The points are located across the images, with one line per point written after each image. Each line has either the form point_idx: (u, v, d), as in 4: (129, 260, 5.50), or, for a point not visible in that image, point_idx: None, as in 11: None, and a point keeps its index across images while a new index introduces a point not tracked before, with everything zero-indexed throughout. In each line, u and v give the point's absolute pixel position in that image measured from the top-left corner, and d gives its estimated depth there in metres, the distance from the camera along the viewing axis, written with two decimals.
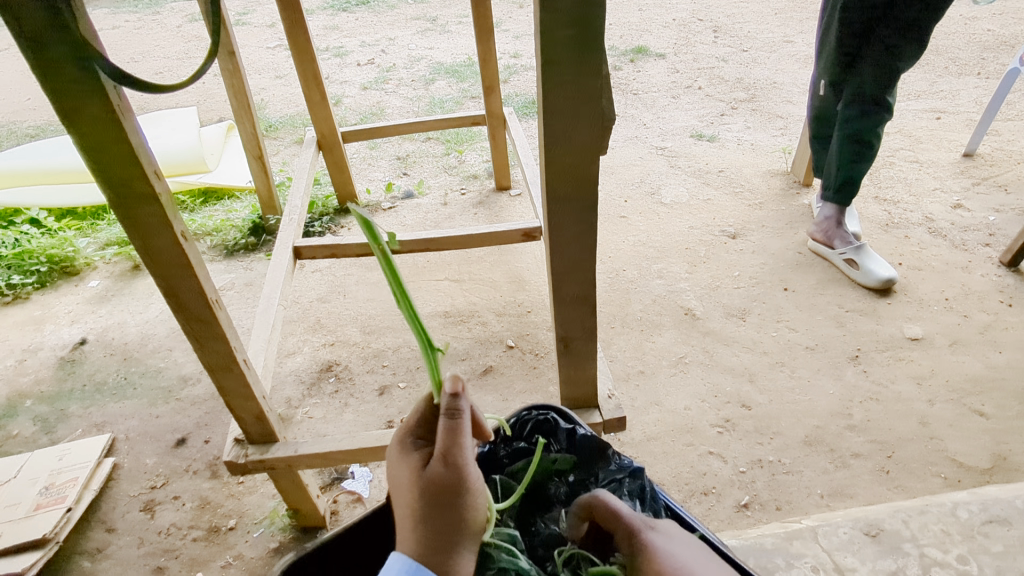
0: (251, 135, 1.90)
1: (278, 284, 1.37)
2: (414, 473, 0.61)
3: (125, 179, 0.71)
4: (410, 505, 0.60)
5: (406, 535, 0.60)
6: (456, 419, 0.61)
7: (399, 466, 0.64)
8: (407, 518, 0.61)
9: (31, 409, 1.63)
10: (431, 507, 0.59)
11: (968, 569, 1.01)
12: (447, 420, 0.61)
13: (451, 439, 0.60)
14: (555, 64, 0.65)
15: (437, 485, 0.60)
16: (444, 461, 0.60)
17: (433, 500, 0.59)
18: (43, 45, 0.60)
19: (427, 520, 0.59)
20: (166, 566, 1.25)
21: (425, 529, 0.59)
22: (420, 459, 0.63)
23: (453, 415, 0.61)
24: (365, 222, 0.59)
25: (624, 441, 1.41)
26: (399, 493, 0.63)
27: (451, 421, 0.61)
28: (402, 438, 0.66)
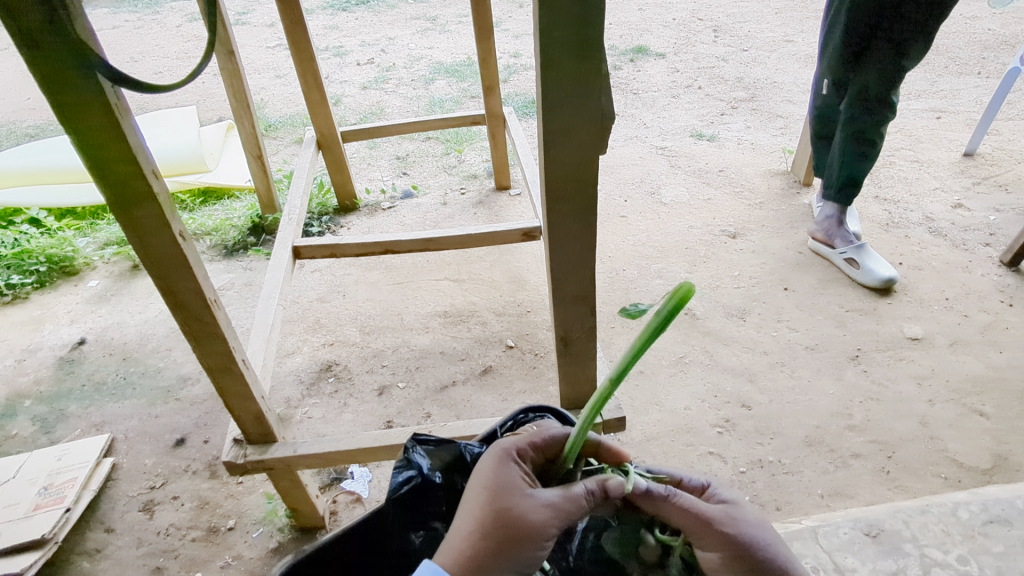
0: (251, 135, 1.90)
1: (277, 284, 1.37)
2: (510, 492, 0.61)
3: (122, 179, 0.71)
4: (484, 515, 0.59)
5: (460, 536, 0.59)
6: (584, 497, 0.63)
7: (491, 466, 0.63)
8: (478, 526, 0.59)
9: (30, 409, 1.63)
10: (504, 534, 0.59)
11: (969, 569, 1.01)
12: (582, 493, 0.63)
13: (569, 503, 0.62)
14: (553, 65, 0.64)
15: (523, 523, 0.59)
16: (545, 511, 0.60)
17: (510, 531, 0.59)
18: (42, 44, 0.59)
19: (497, 548, 0.58)
20: (165, 567, 1.25)
21: (483, 545, 0.58)
22: (518, 481, 0.62)
23: (587, 493, 0.63)
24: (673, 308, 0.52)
25: (623, 441, 1.41)
26: (476, 492, 0.61)
27: (583, 496, 0.63)
28: (506, 445, 0.65)
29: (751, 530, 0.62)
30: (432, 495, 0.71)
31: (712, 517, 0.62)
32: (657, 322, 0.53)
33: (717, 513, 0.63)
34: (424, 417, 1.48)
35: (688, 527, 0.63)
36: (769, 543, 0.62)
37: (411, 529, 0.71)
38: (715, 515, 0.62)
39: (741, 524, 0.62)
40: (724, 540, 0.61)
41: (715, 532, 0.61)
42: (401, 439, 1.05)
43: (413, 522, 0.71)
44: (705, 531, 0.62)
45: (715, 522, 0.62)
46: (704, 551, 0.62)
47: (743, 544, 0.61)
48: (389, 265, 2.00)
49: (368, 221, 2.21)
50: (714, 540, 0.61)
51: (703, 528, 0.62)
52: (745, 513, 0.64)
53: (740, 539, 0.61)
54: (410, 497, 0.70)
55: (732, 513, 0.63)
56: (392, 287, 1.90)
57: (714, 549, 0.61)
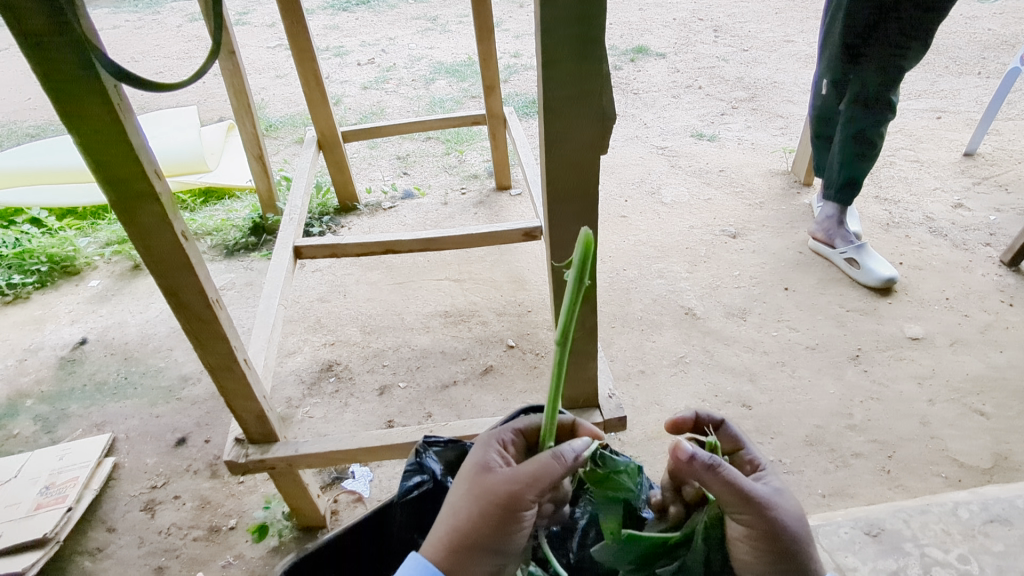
0: (252, 135, 1.90)
1: (278, 283, 1.37)
2: (479, 470, 0.61)
3: (124, 179, 0.71)
4: (456, 496, 0.60)
5: (439, 521, 0.61)
6: (554, 460, 0.57)
7: (470, 454, 0.64)
8: (451, 508, 0.60)
9: (31, 409, 1.63)
10: (471, 510, 0.58)
11: (969, 568, 1.01)
12: (548, 456, 0.57)
13: (537, 468, 0.57)
14: (556, 65, 0.65)
15: (487, 495, 0.58)
16: (510, 481, 0.57)
17: (476, 505, 0.58)
18: (47, 46, 0.60)
19: (466, 526, 0.58)
20: (166, 566, 1.25)
21: (453, 524, 0.59)
22: (492, 461, 0.62)
23: (555, 456, 0.57)
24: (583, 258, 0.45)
25: (624, 441, 1.41)
26: (456, 479, 0.63)
27: (550, 460, 0.57)
28: (489, 434, 0.66)
29: (790, 517, 0.59)
30: (443, 498, 0.72)
31: (758, 498, 0.58)
32: (577, 274, 0.46)
33: (763, 494, 0.59)
34: (425, 417, 1.48)
35: (727, 499, 0.59)
36: (803, 534, 0.59)
37: (418, 531, 0.73)
38: (759, 493, 0.59)
39: (783, 511, 0.59)
40: (760, 521, 0.58)
41: (757, 515, 0.58)
42: (402, 438, 1.06)
43: (421, 525, 0.73)
44: (745, 510, 0.58)
45: (758, 503, 0.58)
46: (736, 520, 0.60)
47: (778, 527, 0.58)
48: (389, 265, 2.00)
49: (368, 221, 2.21)
50: (749, 517, 0.58)
51: (744, 505, 0.58)
52: (788, 500, 0.61)
53: (776, 523, 0.58)
54: (421, 499, 0.72)
55: (776, 497, 0.59)
56: (392, 287, 1.90)
57: (746, 523, 0.59)
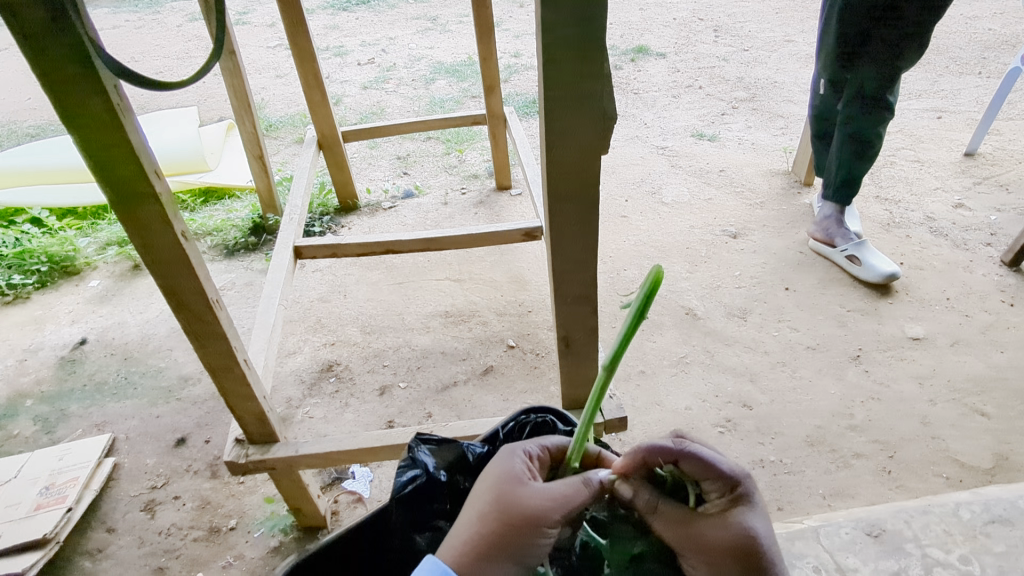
0: (252, 134, 1.90)
1: (278, 284, 1.37)
2: (512, 480, 0.61)
3: (125, 179, 0.71)
4: (485, 504, 0.59)
5: (462, 526, 0.60)
6: (587, 488, 0.61)
7: (497, 461, 0.63)
8: (478, 514, 0.59)
9: (31, 409, 1.63)
10: (504, 521, 0.58)
11: (970, 569, 1.01)
12: (583, 484, 0.61)
13: (570, 490, 0.60)
14: (557, 65, 0.65)
15: (522, 508, 0.58)
16: (546, 498, 0.59)
17: (510, 516, 0.58)
18: (45, 45, 0.60)
19: (497, 534, 0.58)
20: (166, 567, 1.25)
21: (482, 530, 0.58)
22: (522, 473, 0.62)
23: (588, 484, 0.62)
24: (652, 285, 0.55)
25: (625, 441, 1.41)
26: (482, 486, 0.61)
27: (585, 488, 0.61)
28: (516, 445, 0.66)
29: (740, 556, 0.57)
30: (437, 493, 0.72)
31: (697, 542, 0.59)
32: (638, 305, 0.57)
33: (706, 537, 0.59)
34: (425, 417, 1.47)
35: (675, 542, 0.61)
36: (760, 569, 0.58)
37: (417, 530, 0.71)
38: (699, 539, 0.59)
39: (733, 551, 0.58)
40: (705, 563, 0.59)
41: (698, 557, 0.59)
42: (402, 439, 1.05)
43: (418, 522, 0.71)
44: (688, 554, 0.60)
45: (699, 547, 0.59)
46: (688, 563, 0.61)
47: (727, 567, 0.58)
48: (390, 265, 2.00)
49: (368, 221, 2.21)
50: (696, 562, 0.59)
51: (687, 547, 0.60)
52: (745, 535, 0.58)
53: (725, 563, 0.58)
54: (415, 496, 0.71)
55: (724, 537, 0.58)
56: (393, 287, 1.90)
57: (697, 567, 0.60)
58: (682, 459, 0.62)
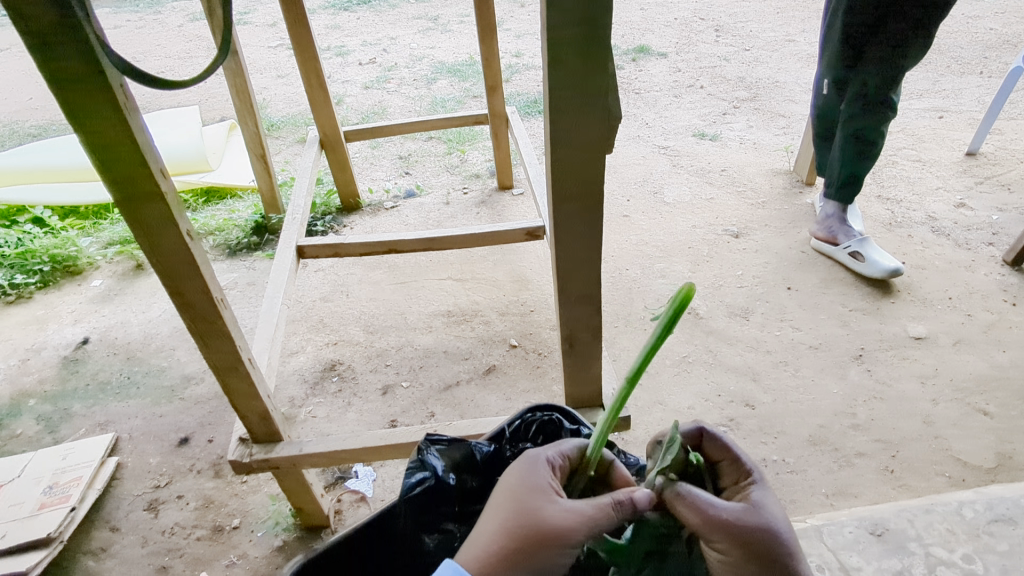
0: (254, 134, 1.90)
1: (281, 283, 1.37)
2: (536, 495, 0.60)
3: (131, 178, 0.71)
4: (510, 519, 0.59)
5: (486, 536, 0.60)
6: (617, 509, 0.59)
7: (519, 473, 0.63)
8: (499, 529, 0.59)
9: (35, 409, 1.63)
10: (531, 538, 0.58)
11: (974, 567, 1.01)
12: (611, 505, 0.59)
13: (597, 511, 0.58)
14: (561, 66, 0.65)
15: (549, 525, 0.58)
16: (573, 515, 0.59)
17: (536, 532, 0.58)
18: (51, 44, 0.60)
19: (517, 550, 0.58)
20: (170, 566, 1.25)
21: (504, 545, 0.58)
22: (547, 487, 0.61)
23: (619, 506, 0.59)
24: (682, 298, 0.55)
25: (628, 441, 1.41)
26: (505, 496, 0.61)
27: (614, 508, 0.59)
28: (537, 453, 0.65)
29: (765, 534, 0.58)
30: (445, 495, 0.72)
31: (726, 520, 0.58)
32: (665, 318, 0.57)
33: (734, 517, 0.59)
34: (428, 416, 1.48)
35: (699, 527, 0.60)
36: (784, 548, 0.58)
37: (425, 530, 0.72)
38: (729, 517, 0.59)
39: (759, 527, 0.59)
40: (733, 544, 0.58)
41: (727, 535, 0.58)
42: (405, 438, 1.05)
43: (427, 524, 0.72)
44: (715, 536, 0.59)
45: (727, 528, 0.58)
46: (713, 548, 0.60)
47: (752, 548, 0.58)
48: (392, 265, 2.01)
49: (371, 221, 2.21)
50: (723, 545, 0.58)
51: (713, 529, 0.59)
52: (768, 514, 0.60)
53: (753, 543, 0.58)
54: (425, 498, 0.71)
55: (751, 514, 0.59)
56: (395, 287, 1.90)
57: (722, 550, 0.59)
58: (704, 440, 0.69)
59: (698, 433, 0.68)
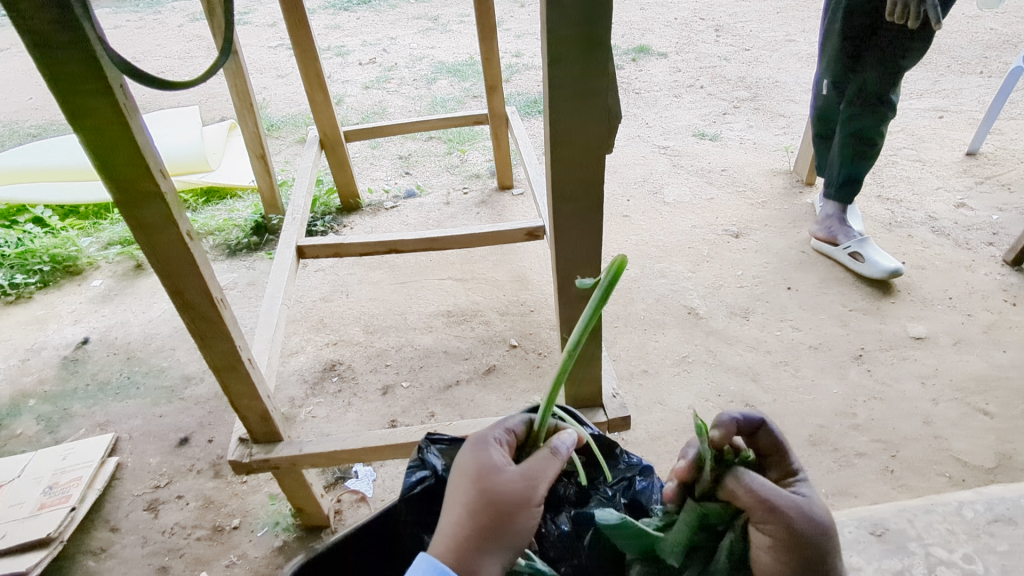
0: (254, 134, 1.90)
1: (281, 283, 1.37)
2: (487, 468, 0.61)
3: (130, 178, 0.71)
4: (467, 501, 0.59)
5: (450, 527, 0.60)
6: (555, 457, 0.62)
7: (469, 455, 0.63)
8: (460, 512, 0.59)
9: (35, 409, 1.63)
10: (491, 512, 0.58)
11: (974, 567, 1.01)
12: (548, 455, 0.62)
13: (541, 466, 0.61)
14: (561, 65, 0.65)
15: (503, 494, 0.59)
16: (524, 478, 0.60)
17: (493, 505, 0.59)
18: (51, 44, 0.60)
19: (481, 525, 0.58)
20: (171, 566, 1.25)
21: (470, 523, 0.58)
22: (496, 459, 0.62)
23: (555, 454, 0.62)
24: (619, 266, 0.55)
25: (628, 441, 1.41)
26: (459, 480, 0.62)
27: (552, 457, 0.62)
28: (480, 434, 0.66)
29: (814, 524, 0.58)
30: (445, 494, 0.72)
31: (783, 504, 0.58)
32: (602, 289, 0.57)
33: (789, 503, 0.58)
34: (428, 416, 1.48)
35: (750, 508, 0.59)
36: (827, 543, 0.58)
37: (425, 529, 0.72)
38: (788, 503, 0.58)
39: (810, 517, 0.58)
40: (784, 530, 0.57)
41: (780, 519, 0.58)
42: (406, 438, 1.05)
43: (427, 523, 0.72)
44: (768, 519, 0.58)
45: (782, 513, 0.58)
46: (760, 531, 0.59)
47: (801, 537, 0.57)
48: (392, 265, 2.01)
49: (371, 221, 2.21)
50: (773, 530, 0.58)
51: (767, 513, 0.58)
52: (816, 508, 0.60)
53: (802, 532, 0.57)
54: (425, 497, 0.71)
55: (804, 503, 0.59)
56: (395, 287, 1.90)
57: (771, 535, 0.58)
58: (760, 430, 0.68)
59: (757, 423, 0.67)
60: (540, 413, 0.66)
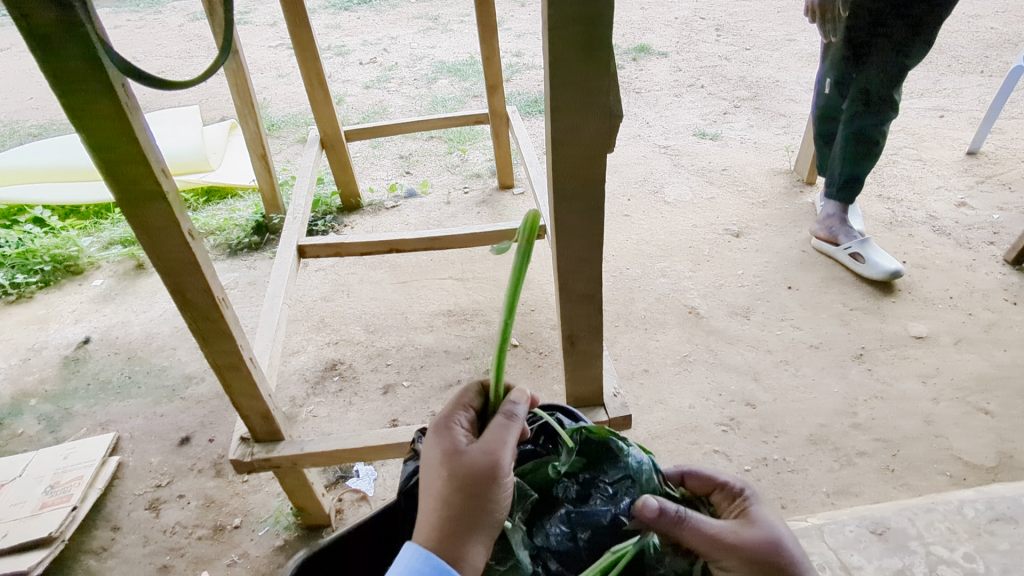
0: (255, 134, 1.90)
1: (282, 283, 1.37)
2: (451, 450, 0.63)
3: (132, 177, 0.71)
4: (439, 486, 0.61)
5: (428, 515, 0.60)
6: (510, 421, 0.65)
7: (432, 444, 0.64)
8: (436, 499, 0.60)
9: (36, 408, 1.63)
10: (461, 493, 0.60)
11: (974, 567, 1.01)
12: (503, 419, 0.65)
13: (499, 430, 0.63)
14: (563, 64, 0.65)
15: (471, 472, 0.60)
16: (486, 448, 0.62)
17: (464, 484, 0.60)
18: (53, 44, 0.60)
19: (458, 504, 0.59)
20: (172, 565, 1.25)
21: (449, 506, 0.59)
22: (458, 439, 0.64)
23: (509, 417, 0.65)
24: (533, 219, 0.59)
25: (629, 440, 1.41)
26: (428, 471, 0.63)
27: (507, 422, 0.65)
28: (439, 421, 0.67)
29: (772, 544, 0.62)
30: None
31: (729, 534, 0.61)
32: (523, 245, 0.60)
33: (735, 531, 0.62)
34: (429, 416, 1.47)
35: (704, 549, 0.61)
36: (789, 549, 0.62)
37: None
38: (731, 532, 0.62)
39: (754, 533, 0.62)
40: (742, 562, 0.60)
41: (735, 548, 0.61)
42: (406, 437, 1.05)
43: None
44: (719, 555, 0.61)
45: (728, 542, 0.61)
46: (720, 569, 0.62)
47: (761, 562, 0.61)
48: (393, 264, 2.01)
49: (371, 220, 2.21)
50: (734, 563, 0.60)
51: (719, 549, 0.61)
52: (762, 527, 0.63)
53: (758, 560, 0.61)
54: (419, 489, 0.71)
55: (744, 527, 0.62)
56: (396, 286, 1.90)
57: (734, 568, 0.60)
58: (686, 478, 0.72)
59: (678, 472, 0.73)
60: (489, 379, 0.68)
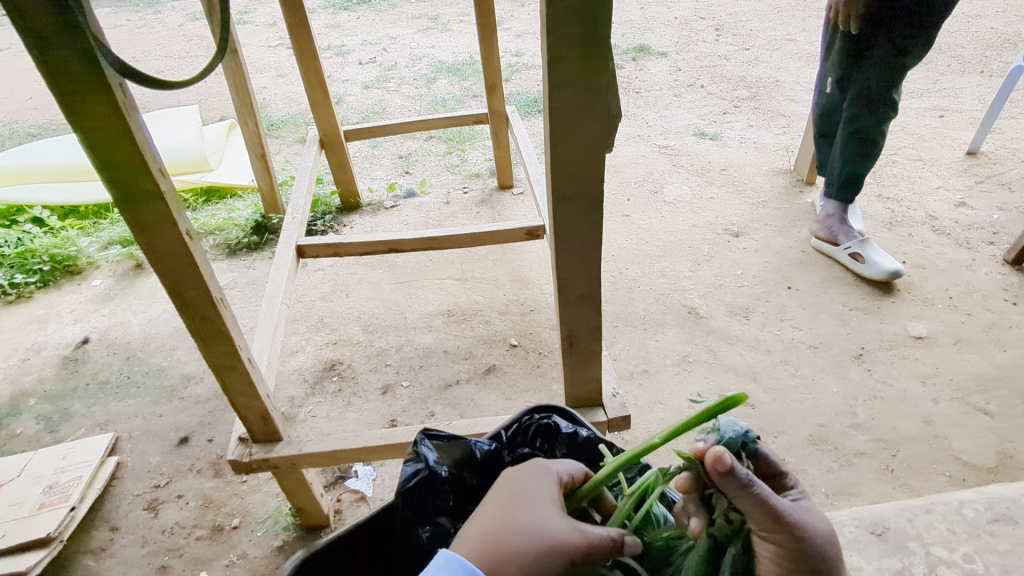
0: (254, 133, 1.89)
1: (281, 283, 1.37)
2: (545, 504, 0.61)
3: (129, 176, 0.70)
4: (516, 524, 0.59)
5: (488, 536, 0.59)
6: (614, 543, 0.60)
7: (532, 482, 0.63)
8: (504, 532, 0.59)
9: (35, 408, 1.63)
10: (531, 550, 0.58)
11: (974, 567, 1.01)
12: (611, 538, 0.60)
13: (599, 539, 0.59)
14: (561, 63, 0.65)
15: (549, 545, 0.58)
16: (578, 538, 0.59)
17: (537, 548, 0.58)
18: (50, 44, 0.60)
19: (520, 557, 0.58)
20: (170, 565, 1.25)
21: (510, 549, 0.58)
22: (556, 501, 0.62)
23: (617, 541, 0.60)
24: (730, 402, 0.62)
25: (628, 440, 1.41)
26: (513, 499, 0.62)
27: (613, 542, 0.60)
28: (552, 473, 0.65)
29: (823, 538, 0.57)
30: (438, 487, 0.71)
31: (786, 514, 0.56)
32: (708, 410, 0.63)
33: (792, 511, 0.57)
34: (428, 416, 1.47)
35: (754, 514, 0.56)
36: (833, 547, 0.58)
37: (420, 522, 0.71)
38: (788, 511, 0.56)
39: (807, 521, 0.58)
40: (789, 541, 0.56)
41: (786, 528, 0.56)
42: (406, 437, 1.05)
43: (422, 516, 0.71)
44: (771, 525, 0.56)
45: (786, 519, 0.56)
46: (762, 537, 0.57)
47: (805, 549, 0.56)
48: (393, 264, 2.00)
49: (370, 220, 2.21)
50: (779, 537, 0.56)
51: (772, 522, 0.56)
52: (814, 516, 0.59)
53: (805, 548, 0.56)
54: (417, 489, 0.70)
55: (801, 513, 0.58)
56: (395, 286, 1.90)
57: (775, 541, 0.56)
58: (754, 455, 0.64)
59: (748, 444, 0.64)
60: (606, 471, 0.67)
